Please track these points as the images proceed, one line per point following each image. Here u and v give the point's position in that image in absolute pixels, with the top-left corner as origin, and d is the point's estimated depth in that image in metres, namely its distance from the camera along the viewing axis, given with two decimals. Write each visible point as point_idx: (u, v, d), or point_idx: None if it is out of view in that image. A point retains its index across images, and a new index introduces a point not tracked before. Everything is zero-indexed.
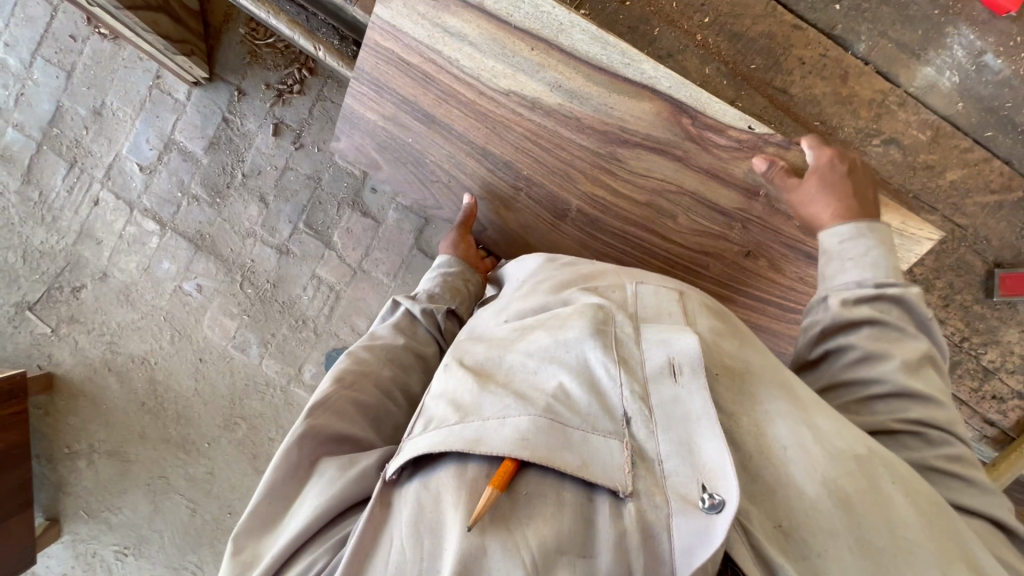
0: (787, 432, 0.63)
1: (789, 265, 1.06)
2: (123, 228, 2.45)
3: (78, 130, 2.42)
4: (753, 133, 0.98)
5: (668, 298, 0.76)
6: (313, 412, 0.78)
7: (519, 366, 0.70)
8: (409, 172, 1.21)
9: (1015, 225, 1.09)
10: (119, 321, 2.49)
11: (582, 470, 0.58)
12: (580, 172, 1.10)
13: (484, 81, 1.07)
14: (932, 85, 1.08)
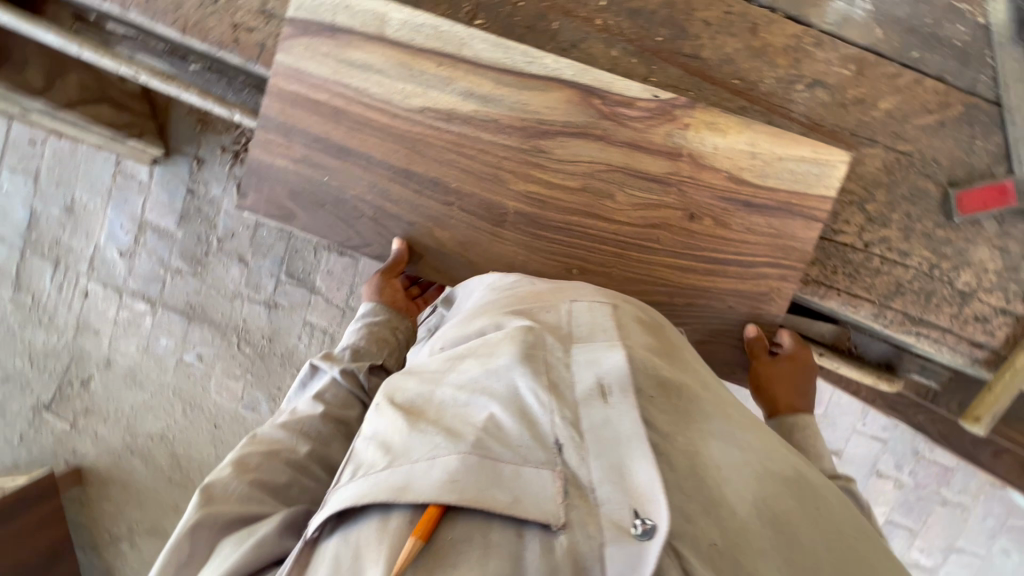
0: (722, 452, 0.62)
1: (733, 219, 1.03)
2: (116, 314, 2.51)
3: (55, 230, 2.48)
4: (661, 100, 1.01)
5: (602, 314, 0.75)
6: (207, 500, 0.76)
7: (449, 401, 0.65)
8: (328, 215, 1.12)
9: (961, 140, 1.05)
10: (131, 404, 2.55)
11: (510, 507, 0.54)
12: (508, 171, 1.06)
13: (399, 103, 1.06)
14: (846, 18, 1.05)
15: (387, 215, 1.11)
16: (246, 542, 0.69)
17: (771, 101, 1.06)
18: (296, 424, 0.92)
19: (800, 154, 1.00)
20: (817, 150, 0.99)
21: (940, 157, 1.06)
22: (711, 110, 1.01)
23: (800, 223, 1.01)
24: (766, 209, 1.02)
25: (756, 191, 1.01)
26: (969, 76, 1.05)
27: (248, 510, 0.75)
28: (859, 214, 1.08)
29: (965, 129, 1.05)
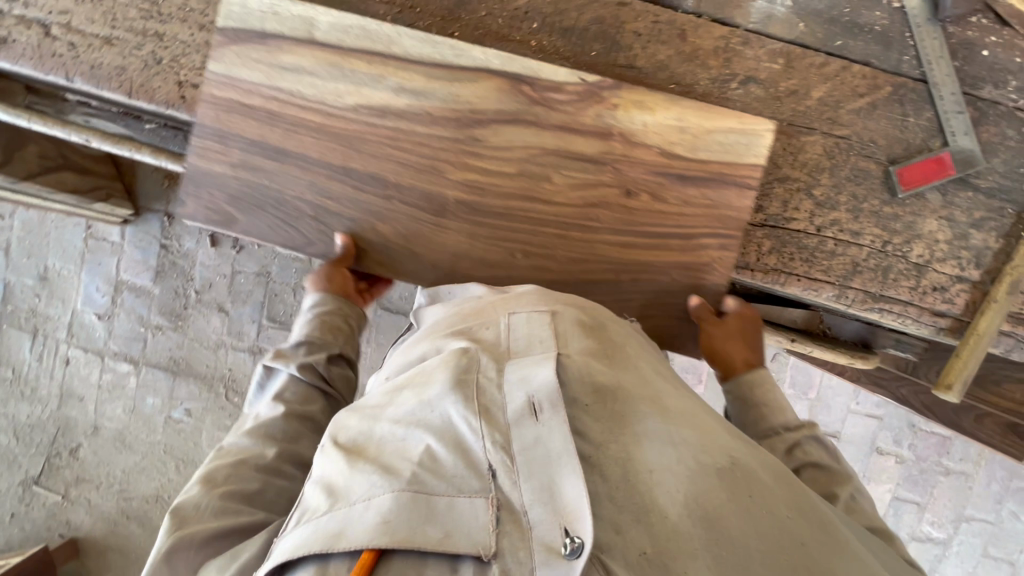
0: (655, 454, 0.64)
1: (669, 192, 1.07)
2: (99, 378, 2.48)
3: (31, 300, 2.47)
4: (587, 82, 1.05)
5: (539, 325, 0.77)
6: (181, 522, 0.81)
7: (389, 436, 0.66)
8: (269, 218, 1.12)
9: (894, 120, 1.09)
10: (122, 467, 2.51)
11: (441, 543, 0.56)
12: (446, 162, 1.09)
13: (351, 142, 1.09)
14: (769, 16, 1.10)
15: (328, 213, 1.12)
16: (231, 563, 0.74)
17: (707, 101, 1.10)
18: (261, 430, 0.95)
19: (727, 124, 1.04)
20: (742, 119, 1.03)
21: (876, 137, 1.10)
22: (637, 89, 1.05)
23: (734, 192, 1.05)
24: (698, 180, 1.06)
25: (688, 164, 1.06)
26: (894, 57, 1.09)
27: (222, 523, 0.80)
28: (808, 199, 1.11)
29: (897, 108, 1.09)
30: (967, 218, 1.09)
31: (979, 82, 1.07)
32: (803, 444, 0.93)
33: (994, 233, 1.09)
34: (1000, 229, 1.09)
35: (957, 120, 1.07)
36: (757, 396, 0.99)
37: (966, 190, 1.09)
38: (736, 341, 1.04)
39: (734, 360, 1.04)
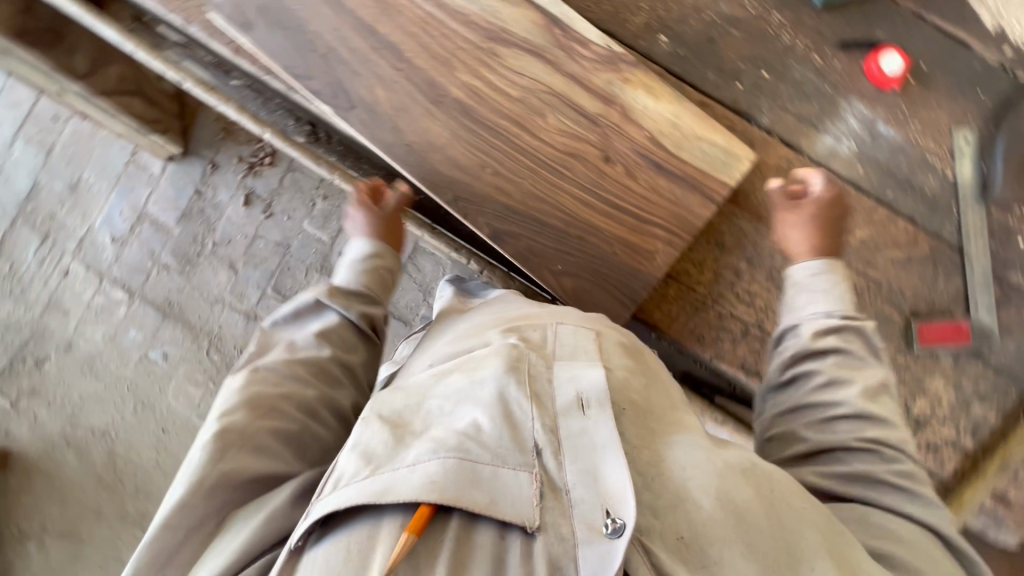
0: (684, 454, 0.68)
1: (642, 174, 1.10)
2: (91, 298, 2.46)
3: (53, 205, 2.49)
4: (611, 49, 1.10)
5: (586, 338, 0.82)
6: (223, 450, 0.81)
7: (436, 412, 0.71)
8: (286, 39, 1.09)
9: (925, 277, 1.15)
10: (81, 392, 2.46)
11: (489, 507, 0.60)
12: (460, 61, 1.10)
13: (383, 53, 1.09)
14: (832, 152, 1.17)
15: (339, 61, 1.10)
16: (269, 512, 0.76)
17: (758, 211, 1.17)
18: (304, 366, 0.97)
19: (711, 138, 1.11)
20: (730, 140, 1.10)
21: (903, 289, 1.15)
22: (650, 76, 1.11)
23: (697, 197, 1.10)
24: (669, 175, 1.10)
25: (668, 157, 1.10)
26: (936, 223, 1.16)
27: (263, 468, 0.82)
28: None
29: (927, 269, 1.15)
30: (974, 387, 1.13)
31: (1009, 266, 1.14)
32: (845, 332, 0.91)
33: (995, 410, 1.12)
34: (1002, 407, 1.12)
35: (983, 295, 1.13)
36: (827, 277, 0.96)
37: (979, 361, 1.13)
38: (806, 223, 1.04)
39: (797, 245, 1.04)
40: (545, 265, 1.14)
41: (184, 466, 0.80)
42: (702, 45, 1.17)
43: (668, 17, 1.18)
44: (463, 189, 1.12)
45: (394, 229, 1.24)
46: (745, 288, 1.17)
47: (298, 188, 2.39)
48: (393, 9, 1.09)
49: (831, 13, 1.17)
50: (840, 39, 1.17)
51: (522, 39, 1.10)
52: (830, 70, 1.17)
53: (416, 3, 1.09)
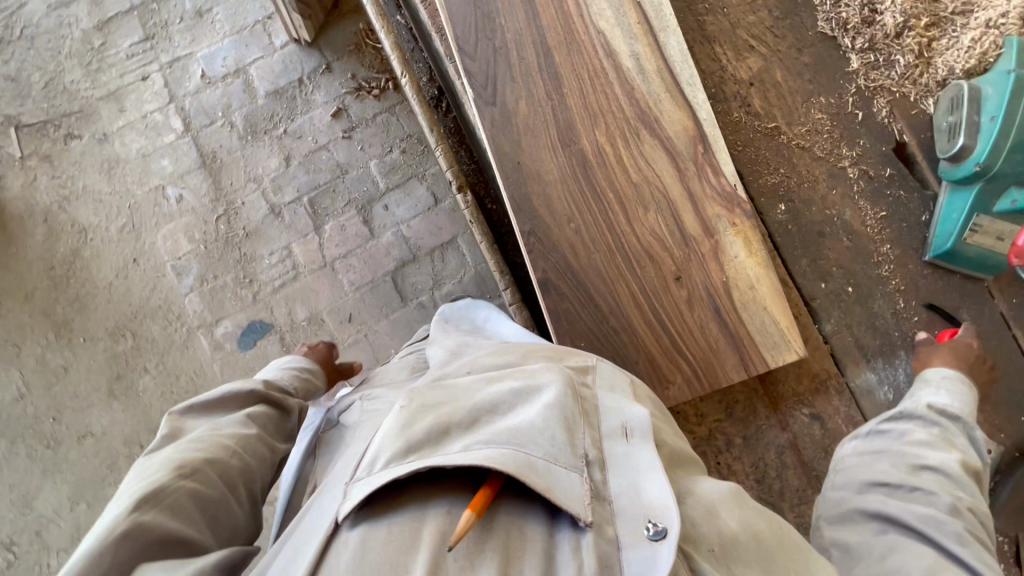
0: (710, 484, 0.70)
1: (699, 310, 1.10)
2: (150, 112, 2.46)
3: (172, 17, 2.52)
4: (736, 190, 1.13)
5: (624, 379, 0.86)
6: (140, 504, 0.70)
7: (484, 404, 0.69)
8: (474, 16, 1.13)
9: None
10: (86, 184, 2.43)
11: (545, 493, 0.59)
12: (604, 124, 1.12)
13: (545, 77, 1.13)
14: (869, 390, 1.17)
15: (505, 60, 1.13)
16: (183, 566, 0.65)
17: (777, 400, 1.17)
18: (232, 436, 0.90)
19: (776, 312, 1.11)
20: (788, 324, 1.11)
21: None
22: (754, 231, 1.13)
23: (735, 359, 1.10)
24: (723, 325, 1.10)
25: (729, 309, 1.10)
26: None
27: (179, 531, 0.70)
28: None
29: None
30: None
31: None
32: (945, 421, 0.92)
33: None
34: None
35: None
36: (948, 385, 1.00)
37: None
38: (946, 350, 1.09)
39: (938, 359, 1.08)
40: (571, 334, 1.10)
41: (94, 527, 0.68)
42: (811, 233, 1.20)
43: (797, 192, 1.21)
44: (540, 227, 1.10)
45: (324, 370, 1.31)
46: (727, 462, 1.15)
47: (385, 129, 2.43)
48: (577, 46, 1.14)
49: (934, 271, 1.20)
50: (929, 299, 1.19)
51: (667, 136, 1.13)
52: (907, 319, 1.18)
53: (598, 52, 1.14)
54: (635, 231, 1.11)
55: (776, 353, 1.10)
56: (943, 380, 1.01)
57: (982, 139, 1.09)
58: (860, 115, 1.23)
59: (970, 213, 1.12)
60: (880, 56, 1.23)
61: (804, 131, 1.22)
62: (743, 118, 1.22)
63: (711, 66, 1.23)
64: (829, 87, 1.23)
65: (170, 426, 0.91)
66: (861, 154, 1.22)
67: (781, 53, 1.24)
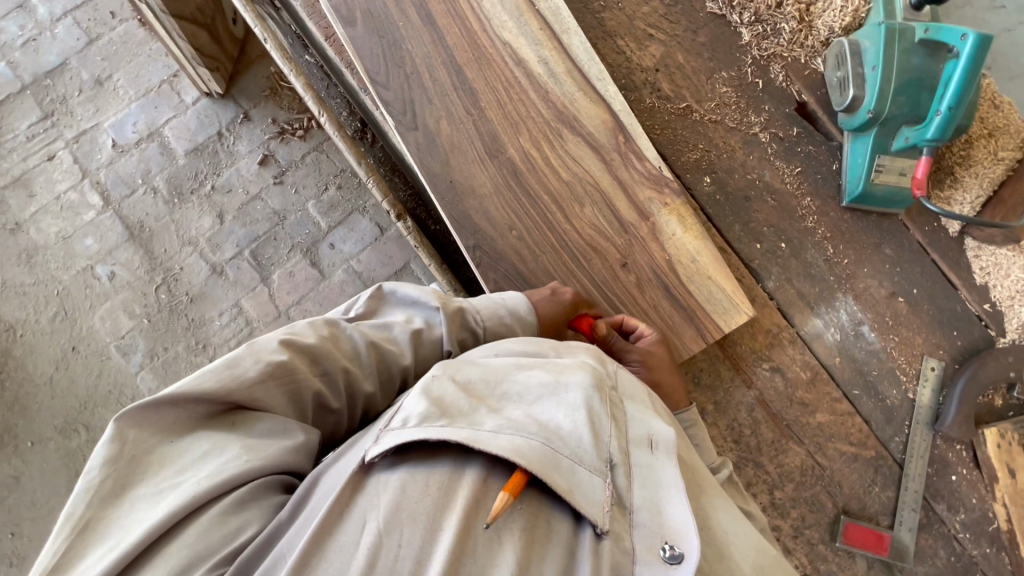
0: (728, 523, 0.71)
1: (651, 292, 1.14)
2: (64, 192, 2.34)
3: (70, 90, 2.39)
4: (661, 171, 1.18)
5: (638, 387, 0.87)
6: (270, 376, 0.68)
7: (512, 393, 0.71)
8: (378, 45, 1.14)
9: (866, 481, 1.20)
10: (5, 278, 2.28)
11: (568, 495, 0.62)
12: (526, 130, 1.16)
13: (461, 94, 1.15)
14: (818, 334, 1.24)
15: (419, 83, 1.15)
16: (266, 457, 0.64)
17: (738, 361, 1.21)
18: (378, 357, 0.81)
19: (721, 280, 1.16)
20: (733, 289, 1.16)
21: (839, 482, 1.19)
22: (687, 208, 1.18)
23: (692, 332, 1.14)
24: (674, 303, 1.14)
25: (678, 286, 1.15)
26: (888, 433, 1.23)
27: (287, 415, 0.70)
28: (767, 494, 1.18)
29: (866, 472, 1.21)
30: None
31: (937, 497, 1.21)
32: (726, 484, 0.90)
33: None
34: None
35: (909, 516, 1.19)
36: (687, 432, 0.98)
37: None
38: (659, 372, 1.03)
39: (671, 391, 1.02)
40: None
41: (228, 359, 0.68)
42: (738, 198, 1.27)
43: (718, 163, 1.27)
44: (484, 241, 1.12)
45: (556, 321, 1.01)
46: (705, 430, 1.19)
47: (317, 168, 2.40)
48: (486, 61, 1.17)
49: (853, 214, 1.29)
50: (853, 240, 1.28)
51: (588, 133, 1.17)
52: (838, 263, 1.27)
53: (507, 64, 1.17)
54: (576, 228, 1.14)
55: (725, 318, 1.15)
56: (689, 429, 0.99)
57: (868, 87, 1.18)
58: (760, 83, 1.30)
59: (873, 155, 1.21)
60: (767, 26, 1.31)
61: (713, 106, 1.29)
62: (655, 103, 1.27)
63: (617, 59, 1.28)
64: (728, 61, 1.30)
65: (375, 294, 0.90)
66: (769, 119, 1.30)
67: (678, 37, 1.30)
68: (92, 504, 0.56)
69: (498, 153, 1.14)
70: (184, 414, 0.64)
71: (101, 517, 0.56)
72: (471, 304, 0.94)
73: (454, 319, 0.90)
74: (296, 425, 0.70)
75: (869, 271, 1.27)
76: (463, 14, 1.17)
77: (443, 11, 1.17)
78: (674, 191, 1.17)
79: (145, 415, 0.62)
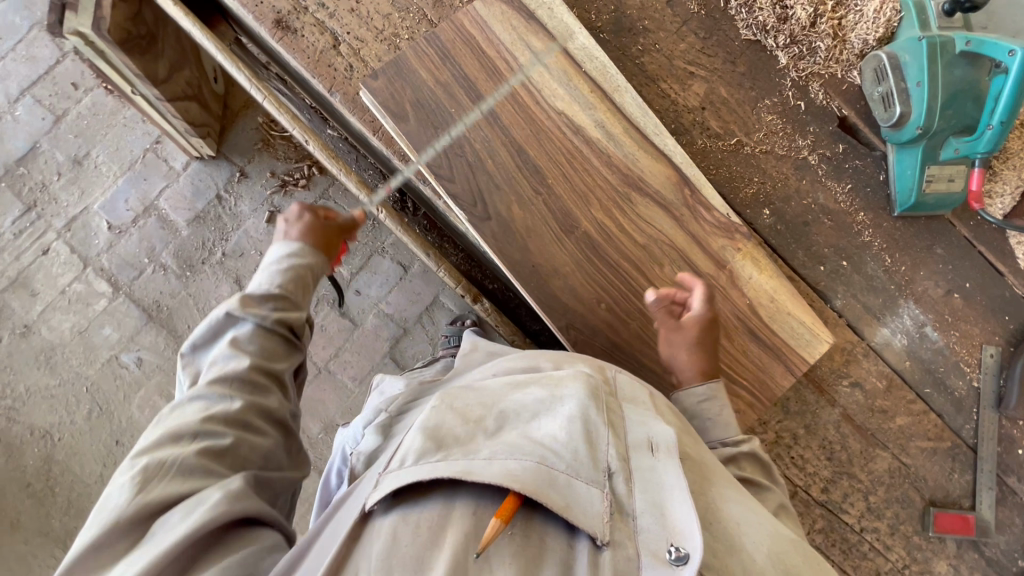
0: (738, 513, 0.79)
1: (737, 337, 1.18)
2: (68, 285, 2.23)
3: (47, 174, 2.24)
4: (731, 219, 1.20)
5: (639, 390, 1.00)
6: (145, 480, 0.75)
7: (509, 417, 0.85)
8: (436, 138, 1.11)
9: (945, 470, 1.30)
10: (29, 385, 2.20)
11: (565, 510, 0.72)
12: (595, 200, 1.15)
13: (527, 173, 1.14)
14: (887, 342, 1.31)
15: (483, 170, 1.12)
16: (185, 525, 0.71)
17: (821, 383, 1.28)
18: (228, 384, 0.88)
19: (797, 315, 1.21)
20: (811, 320, 1.21)
21: (923, 476, 1.30)
22: (758, 249, 1.21)
23: (781, 368, 1.19)
24: (759, 342, 1.19)
25: (762, 327, 1.19)
26: (960, 422, 1.32)
27: (194, 485, 0.77)
28: (863, 500, 1.28)
29: (945, 460, 1.31)
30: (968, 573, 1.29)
31: (1009, 472, 1.31)
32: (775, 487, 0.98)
33: None
34: None
35: (987, 494, 1.29)
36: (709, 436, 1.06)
37: (975, 550, 1.30)
38: (691, 352, 1.08)
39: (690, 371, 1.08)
40: None
41: (101, 506, 0.74)
42: (798, 225, 1.30)
43: (774, 194, 1.30)
44: (577, 319, 1.13)
45: (327, 235, 1.13)
46: (800, 454, 1.27)
47: None
48: (543, 134, 1.14)
49: (903, 221, 1.33)
50: (907, 247, 1.33)
51: (655, 192, 1.17)
52: (896, 271, 1.32)
53: (566, 134, 1.15)
54: (662, 289, 1.16)
55: (804, 345, 1.20)
56: (702, 404, 1.04)
57: (915, 104, 1.20)
58: (803, 105, 1.31)
59: (923, 167, 1.24)
60: (803, 46, 1.29)
61: (763, 136, 1.29)
62: (707, 143, 1.28)
63: (663, 103, 1.28)
64: (770, 87, 1.30)
65: (186, 375, 0.94)
66: (815, 140, 1.31)
67: (719, 70, 1.29)
68: None
69: (573, 227, 1.14)
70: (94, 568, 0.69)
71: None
72: (251, 287, 1.02)
73: (248, 303, 0.97)
74: (209, 490, 0.76)
75: (925, 274, 1.33)
76: (514, 88, 1.14)
77: (493, 89, 1.13)
78: (744, 238, 1.20)
79: None
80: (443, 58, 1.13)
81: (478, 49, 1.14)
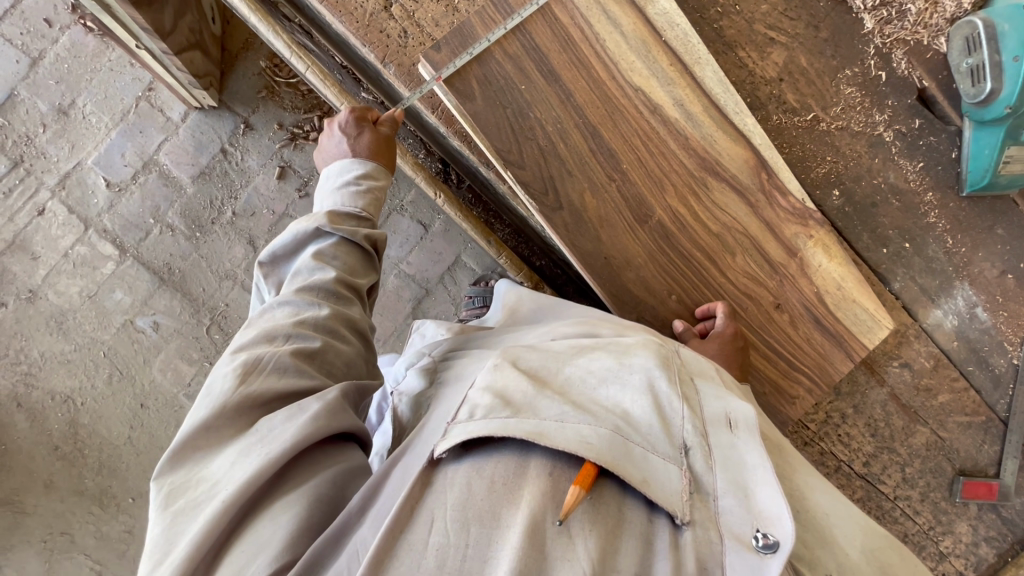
0: (825, 501, 0.71)
1: (803, 326, 1.17)
2: (71, 247, 2.11)
3: (31, 126, 2.05)
4: (807, 204, 1.15)
5: (703, 362, 0.89)
6: (245, 375, 0.74)
7: (575, 381, 0.78)
8: (504, 119, 1.01)
9: (976, 441, 1.36)
10: (42, 351, 2.12)
11: (644, 486, 0.64)
12: (670, 186, 1.09)
13: (601, 156, 1.05)
14: (939, 324, 1.33)
15: (555, 154, 1.04)
16: (293, 424, 0.70)
17: (872, 364, 1.34)
18: (313, 293, 0.86)
19: (863, 305, 1.18)
20: (875, 310, 1.19)
21: (956, 448, 1.37)
22: (831, 236, 1.16)
23: (843, 356, 1.19)
24: (823, 330, 1.18)
25: (830, 318, 1.18)
26: (997, 398, 1.35)
27: (293, 385, 0.75)
28: (899, 472, 1.38)
29: (978, 434, 1.37)
30: (984, 532, 1.40)
31: None
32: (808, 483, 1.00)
33: (993, 550, 1.41)
34: (998, 547, 1.41)
35: (1012, 463, 1.36)
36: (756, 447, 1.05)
37: (993, 512, 1.40)
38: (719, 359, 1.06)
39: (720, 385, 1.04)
40: None
41: (207, 390, 0.73)
42: (865, 207, 1.27)
43: (845, 173, 1.25)
44: (646, 309, 1.12)
45: (391, 147, 1.09)
46: (846, 432, 1.37)
47: None
48: (619, 113, 1.05)
49: (970, 202, 1.28)
50: (971, 227, 1.29)
51: (733, 176, 1.11)
52: (957, 253, 1.30)
53: (643, 113, 1.06)
54: (733, 279, 1.13)
55: (867, 333, 1.19)
56: None
57: (1009, 80, 1.10)
58: (883, 76, 1.22)
59: (1003, 146, 1.17)
60: (892, 8, 1.19)
61: (839, 112, 1.23)
62: (783, 120, 1.23)
63: (741, 75, 1.22)
64: (851, 56, 1.22)
65: (270, 284, 0.94)
66: (893, 115, 1.24)
67: (800, 36, 1.22)
68: (163, 546, 0.63)
69: (648, 216, 1.09)
70: (202, 449, 0.69)
71: (170, 554, 0.62)
72: (328, 205, 0.99)
73: (334, 219, 0.95)
74: (309, 399, 0.74)
75: (983, 255, 1.30)
76: (588, 60, 1.03)
77: (566, 62, 1.02)
78: (818, 226, 1.15)
79: (175, 466, 0.70)
80: (505, 20, 1.00)
81: (550, 16, 1.02)
